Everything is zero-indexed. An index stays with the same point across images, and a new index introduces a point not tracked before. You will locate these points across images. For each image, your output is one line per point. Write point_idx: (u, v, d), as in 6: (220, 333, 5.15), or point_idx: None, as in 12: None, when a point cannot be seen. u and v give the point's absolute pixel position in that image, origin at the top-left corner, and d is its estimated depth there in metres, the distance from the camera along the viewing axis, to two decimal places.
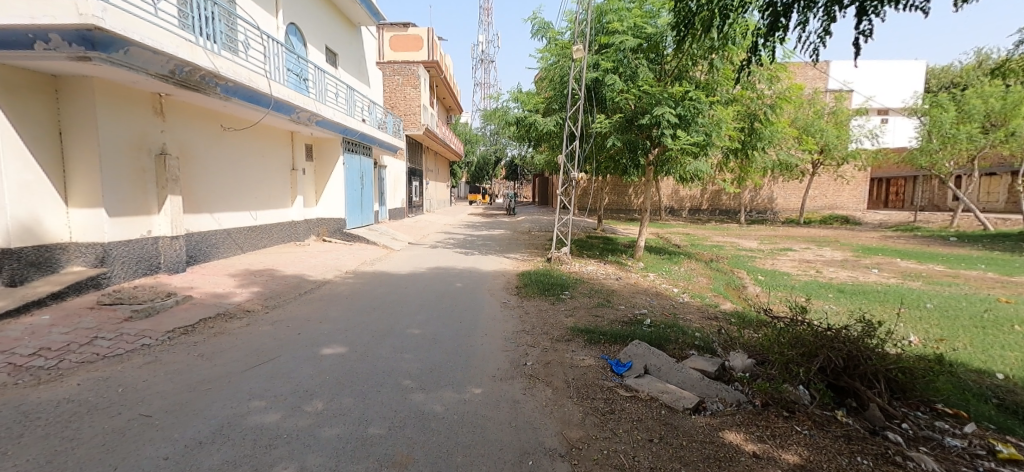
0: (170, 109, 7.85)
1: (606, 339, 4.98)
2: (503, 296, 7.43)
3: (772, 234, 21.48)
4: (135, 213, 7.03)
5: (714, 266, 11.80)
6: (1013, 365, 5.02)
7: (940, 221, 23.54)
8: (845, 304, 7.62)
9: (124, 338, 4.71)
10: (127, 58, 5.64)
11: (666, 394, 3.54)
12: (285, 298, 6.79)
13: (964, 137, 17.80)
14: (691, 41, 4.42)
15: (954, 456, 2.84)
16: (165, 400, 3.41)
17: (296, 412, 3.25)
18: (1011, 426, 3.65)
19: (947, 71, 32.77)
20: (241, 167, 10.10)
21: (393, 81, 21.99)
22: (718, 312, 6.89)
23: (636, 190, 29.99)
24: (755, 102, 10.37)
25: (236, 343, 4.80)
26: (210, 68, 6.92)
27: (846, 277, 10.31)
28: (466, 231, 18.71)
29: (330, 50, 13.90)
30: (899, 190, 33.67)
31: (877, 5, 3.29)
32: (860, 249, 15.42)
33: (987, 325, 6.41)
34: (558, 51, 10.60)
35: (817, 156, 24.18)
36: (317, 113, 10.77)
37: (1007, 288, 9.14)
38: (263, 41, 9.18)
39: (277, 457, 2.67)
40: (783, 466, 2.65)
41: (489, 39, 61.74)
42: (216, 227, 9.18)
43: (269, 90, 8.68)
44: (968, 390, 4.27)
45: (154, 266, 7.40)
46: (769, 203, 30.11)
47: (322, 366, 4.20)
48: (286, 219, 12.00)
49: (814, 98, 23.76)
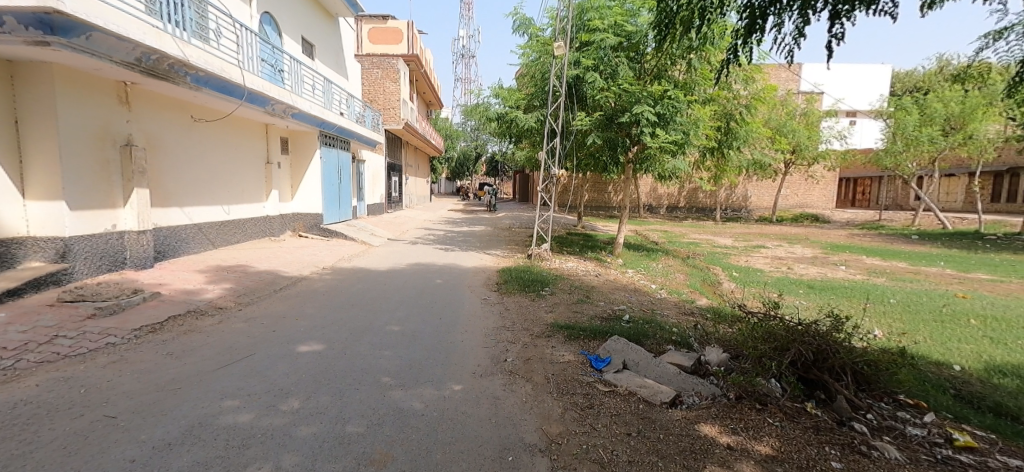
0: (138, 98, 7.52)
1: (586, 335, 5.03)
2: (483, 293, 7.42)
3: (747, 231, 21.97)
4: (99, 207, 6.72)
5: (691, 262, 12.08)
6: (969, 357, 5.31)
7: (903, 220, 24.68)
8: (815, 299, 7.88)
9: (87, 337, 4.51)
10: (88, 44, 5.37)
11: (644, 389, 3.61)
12: (260, 295, 6.62)
13: (926, 139, 18.58)
14: (670, 42, 4.43)
15: (915, 446, 2.99)
16: (132, 400, 3.28)
17: (270, 411, 3.18)
18: (967, 415, 3.84)
19: (911, 75, 34.37)
20: (212, 159, 9.76)
21: (372, 74, 21.66)
22: (695, 308, 7.06)
23: (616, 187, 30.41)
24: (731, 102, 10.62)
25: (207, 341, 4.67)
26: (179, 57, 6.65)
27: (816, 274, 10.70)
28: (447, 227, 18.62)
29: (307, 41, 13.59)
30: (866, 189, 35.13)
31: (850, 9, 3.37)
32: (829, 246, 15.99)
33: (946, 319, 6.74)
34: (539, 47, 10.56)
35: (790, 156, 24.95)
36: (293, 105, 10.47)
37: (965, 284, 9.63)
38: (236, 29, 8.87)
39: (251, 457, 2.61)
40: (756, 457, 2.73)
41: (469, 33, 61.03)
42: (186, 221, 8.89)
43: (243, 81, 8.38)
44: (928, 382, 4.47)
45: (119, 262, 7.09)
46: (743, 201, 30.94)
47: (298, 363, 4.12)
48: (259, 213, 11.65)
49: (787, 99, 24.39)
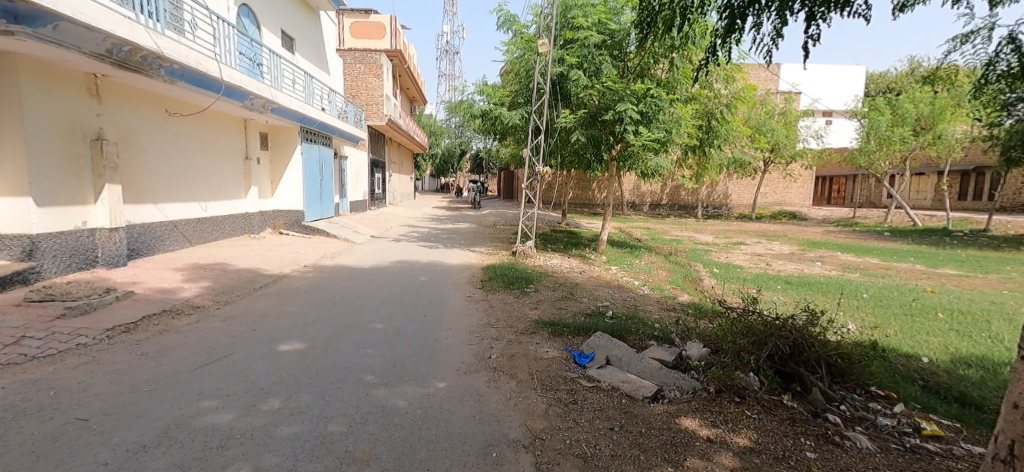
0: (109, 91, 7.28)
1: (569, 331, 5.08)
2: (467, 290, 7.41)
3: (727, 228, 22.38)
4: (69, 203, 6.49)
5: (673, 259, 12.27)
6: (936, 349, 5.52)
7: (876, 217, 25.48)
8: (791, 295, 8.09)
9: (55, 338, 4.36)
10: (55, 34, 5.16)
11: (626, 384, 3.66)
12: (239, 293, 6.48)
13: (898, 139, 19.18)
14: (652, 40, 4.47)
15: (885, 435, 3.11)
16: (105, 402, 3.19)
17: (250, 411, 3.12)
18: (934, 405, 4.00)
19: (884, 76, 35.52)
20: (188, 154, 9.49)
21: (354, 69, 21.36)
22: (676, 303, 7.19)
23: (600, 185, 30.66)
24: (712, 101, 10.77)
25: (184, 340, 4.56)
26: (153, 49, 6.44)
27: (793, 270, 10.98)
28: (431, 224, 18.48)
29: (286, 34, 13.30)
30: (841, 187, 36.16)
31: (824, 11, 3.45)
32: (805, 243, 16.41)
33: (915, 313, 7.01)
34: (524, 44, 10.56)
35: (769, 155, 25.49)
36: (272, 100, 10.25)
37: (933, 279, 10.00)
38: (212, 21, 8.64)
39: (230, 458, 2.56)
40: (734, 449, 2.80)
41: (452, 29, 60.62)
42: (160, 218, 8.63)
43: (220, 74, 8.17)
44: (898, 374, 4.64)
45: (89, 261, 6.84)
46: (723, 199, 31.50)
47: (279, 363, 4.06)
48: (237, 210, 11.39)
49: (766, 98, 24.89)
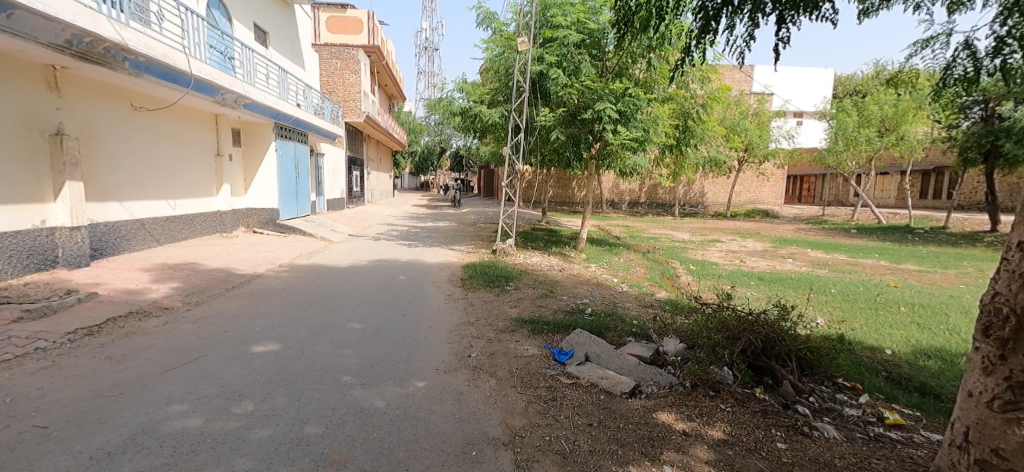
0: (70, 84, 6.97)
1: (549, 329, 5.10)
2: (447, 288, 7.37)
3: (703, 226, 22.88)
4: (24, 201, 6.16)
5: (651, 256, 12.48)
6: (898, 342, 5.77)
7: (843, 215, 26.44)
8: (764, 290, 8.35)
9: (11, 342, 4.14)
10: (9, 22, 4.89)
11: (605, 380, 3.71)
12: (210, 294, 6.29)
13: (864, 140, 19.93)
14: (629, 40, 4.51)
15: (850, 425, 3.25)
16: (66, 409, 3.05)
17: (222, 415, 3.04)
18: (896, 394, 4.18)
19: (851, 79, 36.88)
20: (156, 150, 9.15)
21: (330, 64, 20.96)
22: (654, 300, 7.32)
23: (580, 184, 30.89)
24: (688, 101, 10.96)
25: (153, 343, 4.40)
26: (117, 40, 6.16)
27: (766, 266, 11.31)
28: (410, 223, 18.28)
29: (259, 28, 12.92)
30: (811, 186, 37.38)
31: (794, 15, 3.55)
32: (777, 239, 16.91)
33: (879, 307, 7.31)
34: (503, 42, 10.55)
35: (743, 154, 26.15)
36: (245, 95, 9.95)
37: (896, 275, 10.43)
38: (180, 13, 8.33)
39: (201, 462, 2.49)
40: (709, 442, 2.86)
41: (431, 26, 60.16)
42: (126, 217, 8.30)
43: (189, 68, 7.88)
44: (863, 366, 4.83)
45: (48, 261, 6.50)
46: (700, 197, 32.18)
47: (253, 364, 3.96)
48: (208, 209, 11.04)
49: (740, 99, 25.50)
